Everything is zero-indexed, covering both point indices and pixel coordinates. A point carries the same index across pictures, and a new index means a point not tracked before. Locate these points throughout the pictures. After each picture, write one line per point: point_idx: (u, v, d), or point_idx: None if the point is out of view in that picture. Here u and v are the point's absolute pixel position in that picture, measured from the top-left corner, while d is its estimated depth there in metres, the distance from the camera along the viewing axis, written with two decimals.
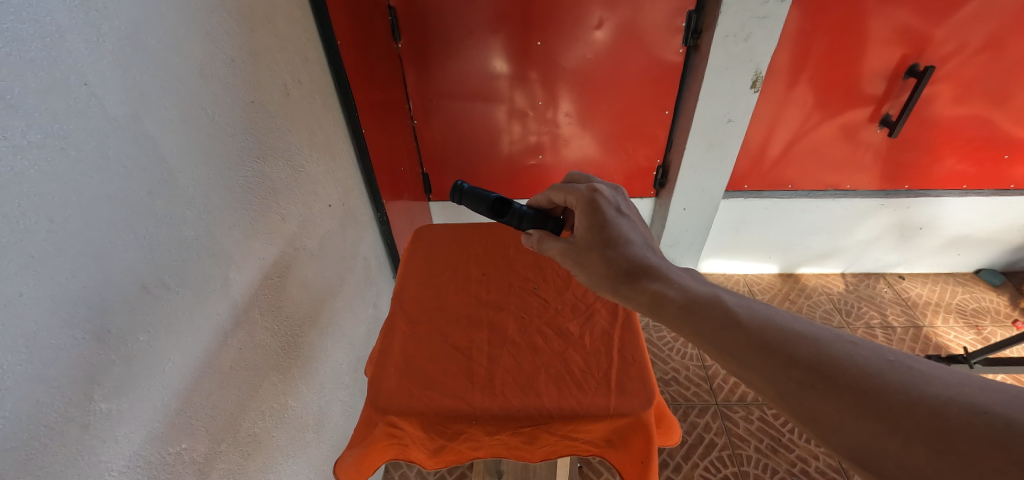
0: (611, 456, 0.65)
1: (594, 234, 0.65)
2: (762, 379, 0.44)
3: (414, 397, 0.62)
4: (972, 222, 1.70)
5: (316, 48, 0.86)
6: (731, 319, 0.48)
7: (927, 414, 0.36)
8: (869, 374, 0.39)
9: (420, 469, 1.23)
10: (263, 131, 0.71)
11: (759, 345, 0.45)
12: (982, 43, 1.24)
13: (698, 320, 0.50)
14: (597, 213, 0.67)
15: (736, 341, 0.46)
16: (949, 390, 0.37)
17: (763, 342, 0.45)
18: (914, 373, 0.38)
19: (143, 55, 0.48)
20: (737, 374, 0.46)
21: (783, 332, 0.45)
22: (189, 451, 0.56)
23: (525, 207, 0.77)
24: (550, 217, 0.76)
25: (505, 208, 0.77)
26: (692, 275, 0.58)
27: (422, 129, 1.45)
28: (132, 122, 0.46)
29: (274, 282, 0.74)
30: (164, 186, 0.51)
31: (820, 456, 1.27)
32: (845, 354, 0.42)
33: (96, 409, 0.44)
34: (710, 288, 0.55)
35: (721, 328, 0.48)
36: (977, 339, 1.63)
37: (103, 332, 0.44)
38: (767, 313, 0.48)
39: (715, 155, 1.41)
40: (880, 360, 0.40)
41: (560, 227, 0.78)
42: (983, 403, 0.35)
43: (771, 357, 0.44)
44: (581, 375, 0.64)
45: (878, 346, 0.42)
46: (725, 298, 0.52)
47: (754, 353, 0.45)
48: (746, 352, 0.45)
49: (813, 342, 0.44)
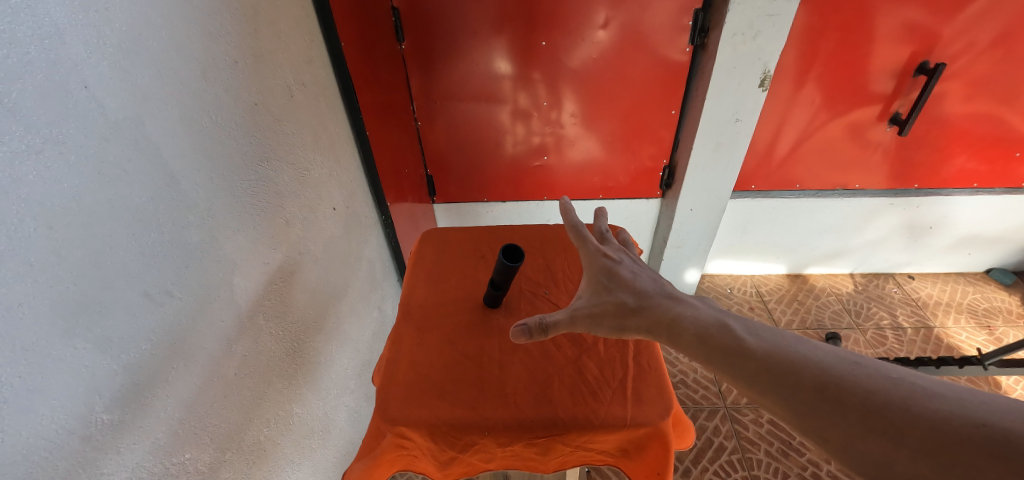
0: (626, 466, 0.64)
1: (596, 267, 0.66)
2: (775, 402, 0.42)
3: (424, 408, 0.60)
4: (983, 220, 1.67)
5: (319, 48, 0.85)
6: (741, 349, 0.47)
7: (928, 428, 0.34)
8: (874, 392, 0.38)
9: None
10: (267, 133, 0.69)
11: (768, 370, 0.44)
12: (992, 41, 1.22)
13: (709, 349, 0.49)
14: (593, 248, 0.69)
15: (749, 369, 0.45)
16: (949, 405, 0.35)
17: (772, 365, 0.44)
18: (916, 390, 0.37)
19: (145, 58, 0.47)
20: (755, 400, 0.45)
21: (792, 355, 0.44)
22: (193, 462, 0.54)
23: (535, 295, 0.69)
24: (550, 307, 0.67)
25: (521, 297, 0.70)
26: (704, 301, 0.57)
27: (425, 130, 1.44)
28: (133, 125, 0.45)
29: (278, 287, 0.73)
30: (166, 189, 0.50)
31: (831, 460, 1.25)
32: (849, 373, 0.40)
33: (98, 421, 0.43)
34: (721, 313, 0.53)
35: (732, 353, 0.47)
36: (989, 340, 1.61)
37: (105, 341, 0.43)
38: (777, 338, 0.47)
39: (723, 156, 1.38)
40: (884, 378, 0.39)
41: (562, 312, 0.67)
42: (982, 414, 0.34)
43: (779, 382, 0.42)
44: (594, 383, 0.63)
45: (883, 365, 0.40)
46: (734, 323, 0.51)
47: (764, 380, 0.44)
48: (756, 376, 0.44)
49: (819, 363, 0.42)
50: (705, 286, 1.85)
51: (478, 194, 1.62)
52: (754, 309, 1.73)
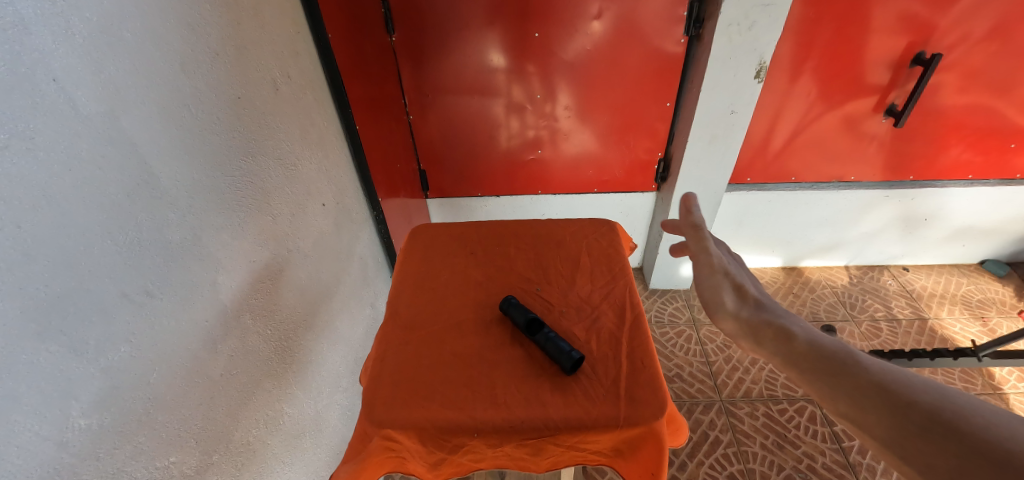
0: (620, 465, 0.64)
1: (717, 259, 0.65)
2: (873, 420, 0.38)
3: (412, 410, 0.59)
4: (977, 212, 1.67)
5: (305, 40, 0.83)
6: (852, 361, 0.43)
7: None
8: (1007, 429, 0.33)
9: None
10: (252, 127, 0.68)
11: (874, 386, 0.40)
12: (988, 31, 1.21)
13: (815, 355, 0.45)
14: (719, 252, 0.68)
15: (852, 381, 0.41)
16: None
17: (881, 383, 0.40)
18: None
19: (117, 49, 0.45)
20: (847, 419, 0.40)
21: (906, 378, 0.40)
22: (177, 465, 0.53)
23: (554, 334, 0.65)
24: (565, 353, 0.62)
25: (539, 329, 0.67)
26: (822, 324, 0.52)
27: (418, 124, 1.42)
28: (106, 120, 0.44)
29: (266, 285, 0.71)
30: (144, 186, 0.48)
31: (827, 452, 1.25)
32: (979, 410, 0.35)
33: (75, 427, 0.42)
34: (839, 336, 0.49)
35: (836, 364, 0.43)
36: (983, 331, 1.60)
37: (80, 345, 0.42)
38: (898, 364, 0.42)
39: (718, 148, 1.36)
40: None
41: (572, 366, 0.62)
42: None
43: (886, 398, 0.39)
44: (587, 383, 0.61)
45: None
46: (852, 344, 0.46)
47: (867, 391, 0.40)
48: (858, 389, 0.40)
49: (940, 392, 0.38)
50: None
51: (472, 188, 1.60)
52: None
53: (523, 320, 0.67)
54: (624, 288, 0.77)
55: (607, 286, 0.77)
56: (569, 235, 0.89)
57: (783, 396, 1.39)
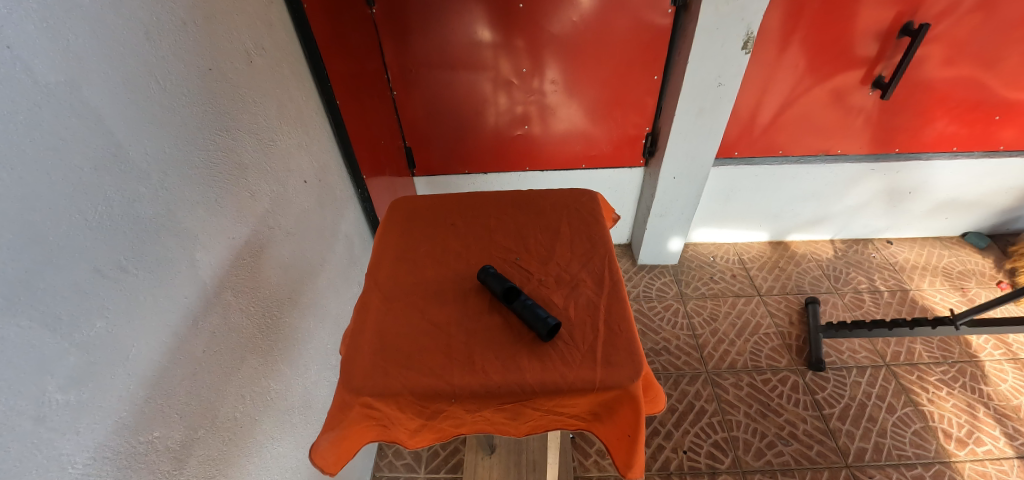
0: (597, 429, 0.65)
1: None
2: None
3: (389, 377, 0.60)
4: (961, 184, 1.69)
5: (280, 11, 0.80)
6: None
7: None
8: None
9: (408, 460, 1.21)
10: (225, 100, 0.66)
11: None
12: (975, 2, 1.21)
13: None
14: None
15: None
16: None
17: None
18: None
19: (75, 15, 0.43)
20: None
21: None
22: (162, 440, 0.53)
23: (531, 300, 0.66)
24: (543, 316, 0.62)
25: (516, 297, 0.67)
26: None
27: (402, 100, 1.39)
28: (67, 90, 0.42)
29: (247, 262, 0.71)
30: (111, 159, 0.47)
31: (808, 419, 1.29)
32: None
33: (52, 401, 0.41)
34: None
35: None
36: (962, 300, 1.64)
37: (53, 318, 0.41)
38: None
39: (705, 122, 1.35)
40: None
41: (549, 331, 0.62)
42: None
43: None
44: (563, 349, 0.62)
45: None
46: None
47: None
48: None
49: None
50: (689, 254, 1.85)
51: (459, 166, 1.58)
52: (736, 276, 1.75)
53: (500, 287, 0.67)
54: (603, 257, 0.77)
55: (587, 255, 0.77)
56: (550, 205, 0.89)
57: (767, 367, 1.43)
